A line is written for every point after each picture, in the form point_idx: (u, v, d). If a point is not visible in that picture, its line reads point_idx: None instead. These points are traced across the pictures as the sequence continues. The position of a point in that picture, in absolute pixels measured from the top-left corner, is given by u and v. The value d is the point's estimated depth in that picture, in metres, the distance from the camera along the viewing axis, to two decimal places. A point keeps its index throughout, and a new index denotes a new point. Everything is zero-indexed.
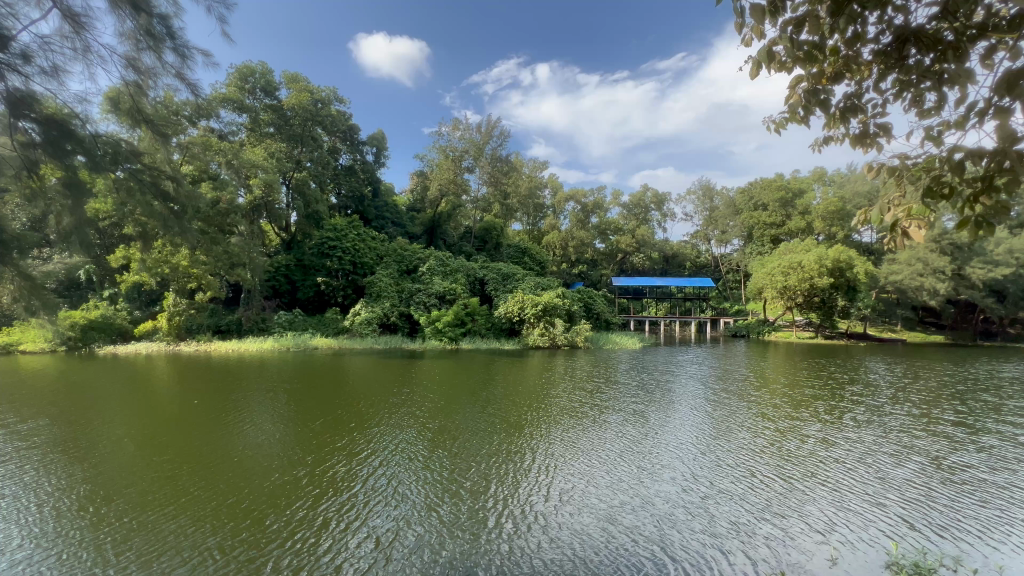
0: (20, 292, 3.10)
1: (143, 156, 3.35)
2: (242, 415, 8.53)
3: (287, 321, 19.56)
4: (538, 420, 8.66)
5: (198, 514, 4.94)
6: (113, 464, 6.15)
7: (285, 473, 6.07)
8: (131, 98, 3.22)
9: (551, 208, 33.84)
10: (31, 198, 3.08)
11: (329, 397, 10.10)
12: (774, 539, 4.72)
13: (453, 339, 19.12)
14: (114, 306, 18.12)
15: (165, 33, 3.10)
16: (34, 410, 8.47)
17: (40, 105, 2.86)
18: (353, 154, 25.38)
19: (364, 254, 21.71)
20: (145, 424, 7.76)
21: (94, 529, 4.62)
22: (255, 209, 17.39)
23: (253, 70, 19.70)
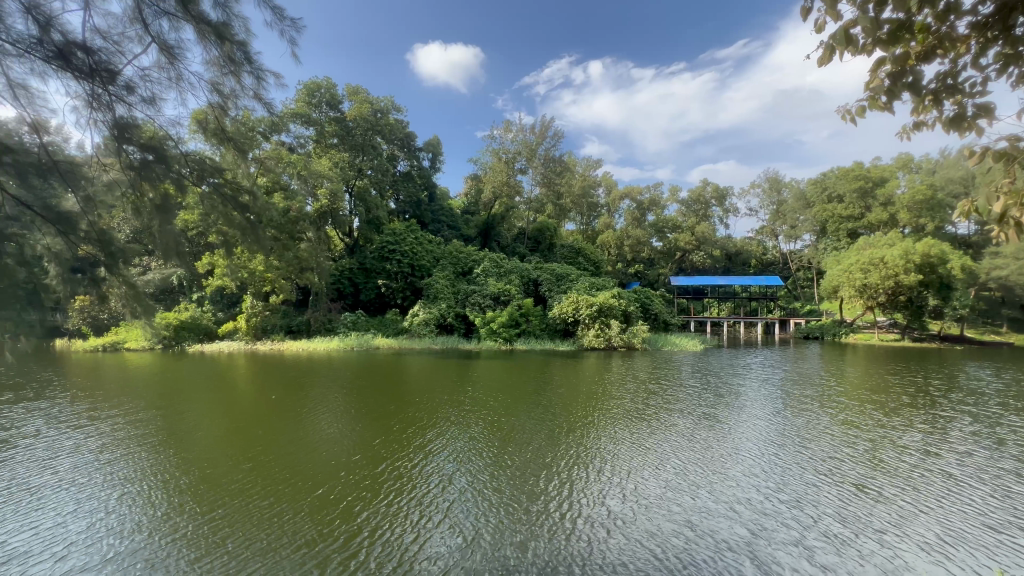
0: (125, 298, 3.50)
1: (226, 172, 3.58)
2: (319, 411, 9.04)
3: (351, 321, 20.58)
4: (600, 422, 8.54)
5: (292, 505, 5.24)
6: (213, 454, 6.70)
7: (363, 468, 6.34)
8: (216, 119, 3.50)
9: (605, 206, 33.29)
10: (134, 213, 3.48)
11: (396, 395, 10.50)
12: (879, 558, 4.36)
13: (508, 339, 19.29)
14: (201, 308, 19.94)
15: (245, 58, 3.34)
16: (137, 405, 9.29)
17: (140, 130, 3.22)
18: (410, 160, 26.35)
19: (422, 257, 22.51)
20: (235, 419, 8.40)
21: (207, 511, 5.08)
22: (322, 216, 18.47)
23: (319, 85, 20.92)
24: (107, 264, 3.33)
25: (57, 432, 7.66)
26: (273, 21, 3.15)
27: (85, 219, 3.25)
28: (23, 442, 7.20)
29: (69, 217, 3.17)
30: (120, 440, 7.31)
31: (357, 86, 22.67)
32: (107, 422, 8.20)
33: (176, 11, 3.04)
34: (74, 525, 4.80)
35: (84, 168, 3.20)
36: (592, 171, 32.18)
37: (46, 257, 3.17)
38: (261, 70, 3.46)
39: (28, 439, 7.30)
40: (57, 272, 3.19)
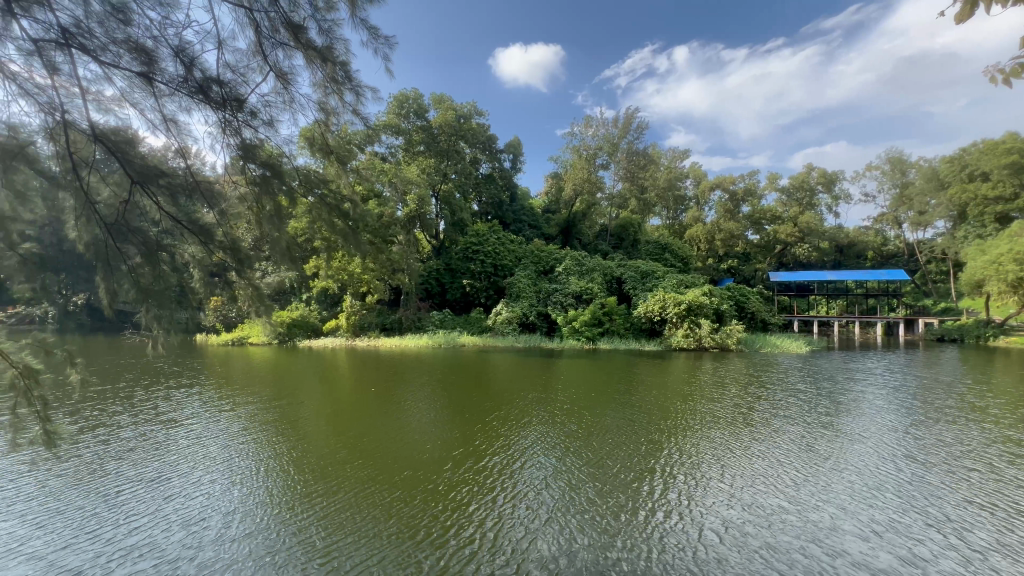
0: (251, 300, 3.97)
1: (329, 183, 3.89)
2: (413, 406, 9.57)
3: (439, 320, 21.56)
4: (688, 425, 8.14)
5: (404, 494, 5.60)
6: (328, 444, 7.34)
7: (463, 461, 6.63)
8: (322, 135, 3.85)
9: (693, 199, 31.50)
10: (253, 224, 3.89)
11: (486, 392, 10.86)
12: None
13: (591, 339, 19.03)
14: (309, 308, 22.14)
15: (345, 77, 3.62)
16: (265, 396, 10.47)
17: (260, 149, 3.60)
18: (492, 162, 27.05)
19: (504, 257, 23.04)
20: (341, 412, 9.12)
21: (332, 495, 5.58)
22: (411, 220, 19.56)
23: (407, 97, 22.16)
24: (235, 269, 3.80)
25: (206, 415, 8.86)
26: (369, 38, 3.37)
27: (219, 230, 3.73)
28: (180, 423, 8.41)
29: (208, 229, 3.67)
30: (253, 425, 8.27)
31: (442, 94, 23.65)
32: (243, 409, 9.33)
33: (289, 40, 3.40)
34: (226, 498, 5.50)
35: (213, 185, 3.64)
36: (679, 163, 30.59)
37: (190, 264, 3.70)
38: (360, 86, 3.73)
39: (183, 421, 8.47)
40: (199, 276, 3.75)
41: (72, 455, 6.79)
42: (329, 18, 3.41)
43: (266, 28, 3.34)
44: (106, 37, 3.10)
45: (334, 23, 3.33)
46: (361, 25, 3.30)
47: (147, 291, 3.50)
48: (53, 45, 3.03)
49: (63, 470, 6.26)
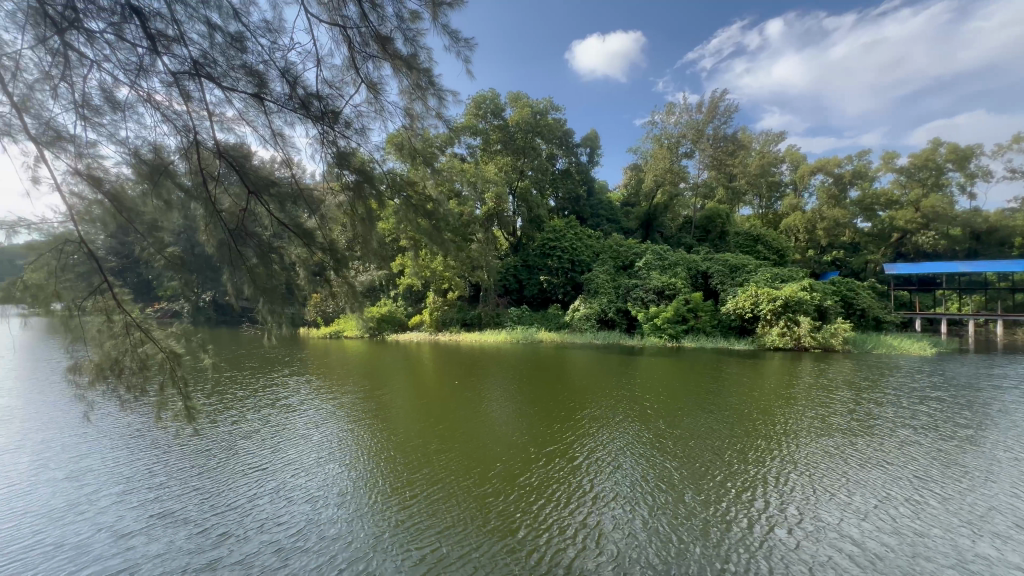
0: (347, 296, 4.32)
1: (414, 185, 4.09)
2: (494, 401, 9.79)
3: (517, 316, 21.84)
4: (781, 430, 7.58)
5: (499, 489, 5.74)
6: (418, 434, 7.74)
7: (553, 458, 6.66)
8: (408, 141, 4.06)
9: (789, 185, 28.82)
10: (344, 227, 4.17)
11: (569, 388, 10.84)
12: None
13: (674, 337, 18.24)
14: (396, 303, 23.53)
15: (429, 83, 3.78)
16: (363, 387, 11.29)
17: (354, 157, 3.87)
18: (569, 157, 27.17)
19: (581, 252, 22.75)
20: (427, 403, 9.58)
21: (429, 483, 5.90)
22: (490, 218, 19.98)
23: (485, 97, 22.53)
24: (333, 268, 4.14)
25: (312, 403, 9.72)
26: (450, 43, 3.48)
27: (318, 233, 4.07)
28: (294, 409, 9.31)
29: (309, 232, 4.02)
30: (355, 414, 8.94)
31: (517, 92, 23.81)
32: (346, 398, 10.11)
33: (378, 52, 3.61)
34: (336, 481, 6.00)
35: (312, 192, 3.97)
36: (773, 146, 28.10)
37: (296, 264, 4.06)
38: (443, 91, 3.86)
39: (294, 408, 9.37)
40: (304, 275, 4.12)
41: (210, 433, 7.77)
42: (413, 27, 3.57)
43: (358, 43, 3.58)
44: (227, 65, 3.50)
45: (419, 32, 3.48)
46: (443, 30, 3.42)
47: (261, 289, 3.91)
48: (187, 75, 3.48)
49: (204, 446, 7.19)
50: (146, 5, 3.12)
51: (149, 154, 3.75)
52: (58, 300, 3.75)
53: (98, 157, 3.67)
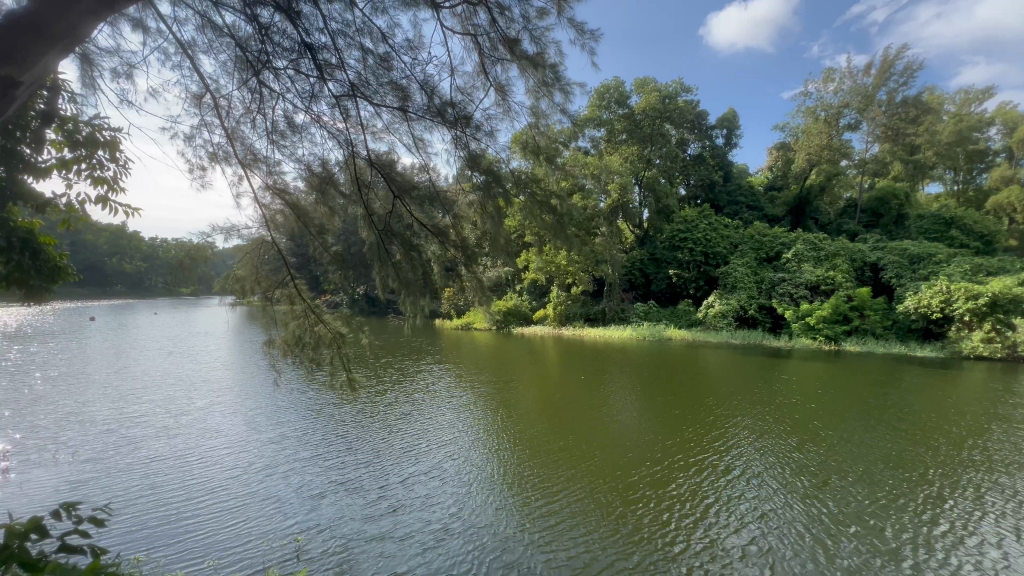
0: (476, 289, 4.56)
1: (538, 181, 4.15)
2: (623, 399, 9.59)
3: (644, 311, 20.99)
4: (986, 461, 6.29)
5: (646, 496, 5.62)
6: (550, 428, 7.91)
7: (699, 468, 6.34)
8: (533, 138, 4.12)
9: (1000, 152, 22.92)
10: (473, 224, 4.39)
11: (706, 389, 10.18)
12: None
13: (833, 339, 15.73)
14: (521, 297, 24.30)
15: (555, 79, 3.76)
16: (494, 378, 11.82)
17: (482, 158, 4.05)
18: (702, 141, 25.36)
19: (716, 244, 20.98)
20: (557, 398, 9.73)
21: (570, 480, 6.03)
22: (614, 210, 19.40)
23: (608, 86, 21.79)
24: (464, 264, 4.41)
25: (449, 390, 10.53)
26: (576, 35, 3.42)
27: (451, 231, 4.33)
28: (434, 396, 10.10)
29: (444, 229, 4.31)
30: (490, 404, 9.41)
31: (644, 78, 22.71)
32: (479, 388, 10.73)
33: (506, 54, 3.73)
34: (482, 467, 6.46)
35: (446, 193, 4.25)
36: (976, 106, 22.58)
37: (432, 259, 4.39)
38: (568, 85, 3.80)
39: (433, 393, 10.23)
40: (438, 270, 4.44)
41: (367, 413, 8.79)
42: (539, 25, 3.60)
43: (487, 47, 3.73)
44: (377, 83, 3.93)
45: (546, 29, 3.49)
46: (568, 24, 3.38)
47: (404, 281, 4.33)
48: (346, 96, 3.97)
49: (364, 424, 8.15)
50: (316, 41, 3.65)
51: (318, 167, 4.37)
52: (256, 291, 4.60)
53: (280, 173, 4.40)
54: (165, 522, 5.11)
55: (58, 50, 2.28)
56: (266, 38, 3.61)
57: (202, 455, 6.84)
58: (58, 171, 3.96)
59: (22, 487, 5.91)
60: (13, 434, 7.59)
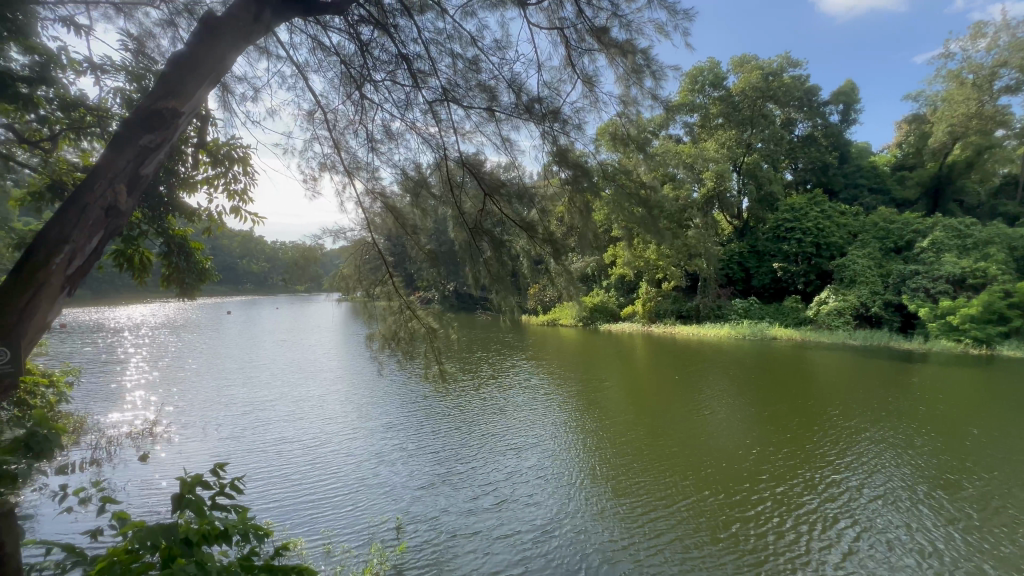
0: (565, 285, 4.49)
1: (629, 173, 4.01)
2: (724, 403, 9.02)
3: (743, 308, 19.51)
4: None
5: (768, 514, 5.25)
6: (647, 432, 7.66)
7: (826, 486, 5.82)
8: (623, 129, 3.99)
9: None
10: (561, 220, 4.34)
11: (821, 394, 9.30)
12: None
13: (985, 342, 13.35)
14: (608, 293, 23.75)
15: (646, 63, 3.57)
16: (581, 376, 11.67)
17: (571, 153, 4.01)
18: (812, 119, 22.94)
19: (831, 233, 18.88)
20: (650, 400, 9.37)
21: (678, 490, 5.82)
22: (709, 201, 18.17)
23: (702, 69, 20.38)
24: (553, 257, 4.29)
25: (536, 387, 10.61)
26: (669, 17, 3.25)
27: (540, 227, 4.29)
28: (522, 392, 10.25)
29: (533, 224, 4.26)
30: (581, 403, 9.32)
31: (743, 56, 20.95)
32: (567, 386, 10.68)
33: (595, 44, 3.66)
34: (582, 469, 6.46)
35: (533, 190, 4.28)
36: None
37: (522, 254, 4.39)
38: (660, 69, 3.60)
39: (521, 390, 10.35)
40: (527, 266, 4.43)
41: (461, 407, 9.15)
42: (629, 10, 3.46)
43: (573, 39, 3.69)
44: (467, 86, 4.05)
45: (637, 12, 3.36)
46: (660, 5, 3.22)
47: (494, 277, 4.38)
48: (439, 102, 4.14)
49: (458, 419, 8.51)
50: (411, 52, 3.85)
51: (413, 172, 4.61)
52: (359, 288, 4.96)
53: (378, 179, 4.71)
54: (291, 497, 5.74)
55: (207, 83, 2.60)
56: (367, 54, 3.90)
57: (317, 440, 7.56)
58: (204, 186, 4.62)
59: (179, 456, 6.99)
60: (171, 411, 9.00)
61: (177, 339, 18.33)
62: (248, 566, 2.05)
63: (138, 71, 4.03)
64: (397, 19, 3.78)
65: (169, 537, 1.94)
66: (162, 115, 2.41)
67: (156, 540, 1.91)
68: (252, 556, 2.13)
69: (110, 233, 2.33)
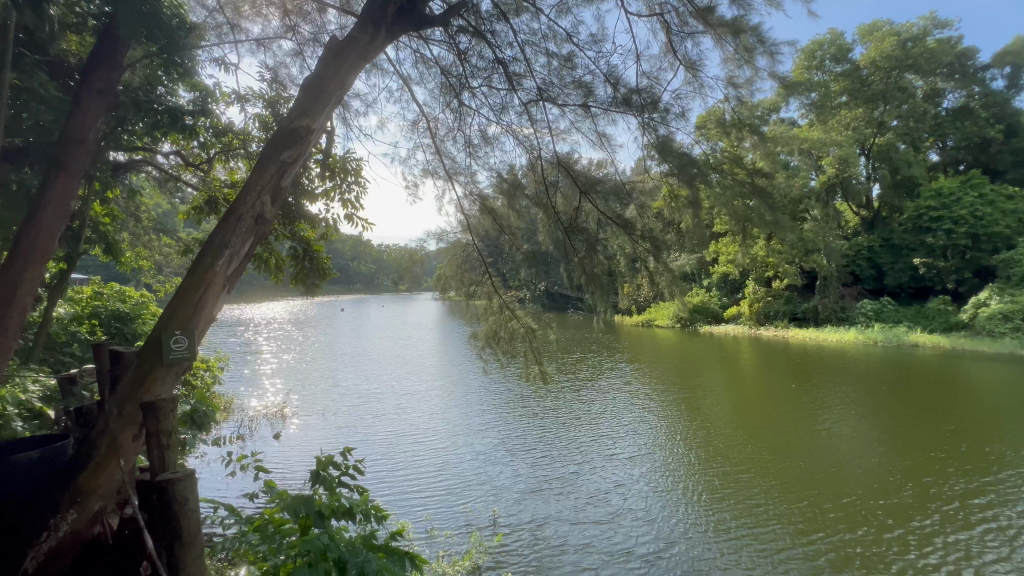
0: (666, 284, 4.21)
1: (741, 163, 3.69)
2: (856, 419, 8.02)
3: (874, 310, 17.12)
4: None
5: (933, 560, 4.57)
6: (766, 450, 7.03)
7: (1005, 532, 4.94)
8: (732, 114, 3.70)
9: None
10: (660, 217, 4.15)
11: (982, 413, 7.94)
12: None
13: None
14: (709, 293, 22.27)
15: (759, 40, 3.27)
16: (681, 381, 11.03)
17: (672, 146, 3.83)
18: (966, 88, 19.43)
19: (992, 222, 16.09)
20: (765, 411, 8.61)
21: (813, 521, 5.27)
22: (830, 189, 16.19)
23: (821, 41, 18.20)
24: (653, 255, 4.09)
25: (632, 392, 10.28)
26: None
27: (638, 224, 4.14)
28: (619, 396, 9.96)
29: (630, 221, 4.15)
30: (686, 411, 8.82)
31: (873, 22, 18.34)
32: (667, 392, 10.18)
33: (699, 26, 3.46)
34: (696, 485, 6.13)
35: (627, 187, 4.20)
36: None
37: (618, 253, 4.29)
38: (777, 45, 3.26)
39: (616, 394, 10.10)
40: (624, 264, 4.27)
41: (557, 410, 9.17)
42: None
43: (675, 24, 3.52)
44: (561, 84, 4.04)
45: None
46: None
47: (589, 277, 4.30)
48: (533, 102, 4.18)
49: (555, 422, 8.53)
50: (507, 55, 3.94)
51: (508, 174, 4.73)
52: (454, 288, 5.16)
53: (474, 182, 4.88)
54: (402, 487, 6.15)
55: (334, 99, 2.87)
56: (464, 62, 4.07)
57: (420, 433, 8.04)
58: (323, 196, 5.15)
59: (303, 438, 7.88)
60: (296, 399, 10.17)
61: (300, 333, 20.60)
62: (369, 542, 2.24)
63: (273, 98, 4.63)
64: (493, 24, 3.87)
65: (307, 508, 2.19)
66: (297, 132, 2.71)
67: (297, 509, 2.17)
68: (373, 535, 2.30)
69: (258, 238, 2.68)
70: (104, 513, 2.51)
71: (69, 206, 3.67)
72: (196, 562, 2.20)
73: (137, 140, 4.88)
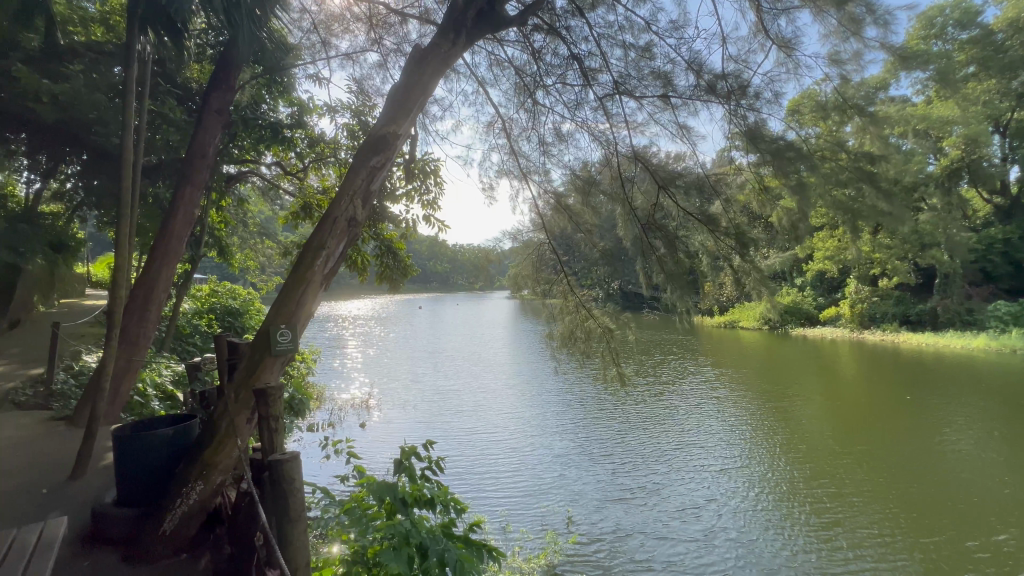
0: (753, 284, 3.87)
1: (845, 148, 3.32)
2: (988, 440, 7.01)
3: (1011, 313, 14.71)
4: None
5: None
6: (878, 471, 6.34)
7: None
8: (834, 94, 3.36)
9: None
10: (747, 210, 3.88)
11: None
12: None
13: None
14: (802, 293, 20.44)
15: (868, 10, 2.93)
16: (770, 388, 10.26)
17: (762, 133, 3.57)
18: None
19: None
20: (872, 425, 7.77)
21: (944, 558, 4.67)
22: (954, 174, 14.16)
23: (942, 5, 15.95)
24: (740, 253, 3.82)
25: (713, 397, 9.73)
26: None
27: (723, 218, 3.92)
28: (703, 402, 9.45)
29: (714, 216, 3.94)
30: (780, 421, 8.17)
31: None
32: (753, 399, 9.52)
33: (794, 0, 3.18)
34: (795, 505, 5.68)
35: (711, 179, 3.97)
36: None
37: (701, 251, 4.07)
38: (890, 13, 2.90)
39: (695, 399, 9.62)
40: (707, 262, 4.03)
41: (633, 414, 8.92)
42: None
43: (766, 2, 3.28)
44: (639, 76, 3.93)
45: None
46: None
47: (668, 275, 4.11)
48: (610, 97, 4.10)
49: (632, 426, 8.32)
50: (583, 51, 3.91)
51: (583, 171, 4.68)
52: (528, 287, 5.18)
53: (549, 180, 4.89)
54: (482, 483, 6.30)
55: (418, 105, 3.00)
56: (539, 61, 4.10)
57: (495, 431, 8.20)
58: (404, 198, 5.42)
59: (386, 428, 8.36)
60: (379, 391, 10.80)
61: (381, 329, 21.84)
62: (449, 532, 2.31)
63: (360, 108, 4.95)
64: (569, 20, 3.84)
65: (392, 494, 2.30)
66: (385, 138, 2.87)
67: (383, 495, 2.29)
68: (453, 525, 2.39)
69: (350, 239, 2.86)
70: (223, 486, 2.82)
71: (194, 214, 4.22)
72: (300, 538, 2.40)
73: (246, 154, 5.44)
